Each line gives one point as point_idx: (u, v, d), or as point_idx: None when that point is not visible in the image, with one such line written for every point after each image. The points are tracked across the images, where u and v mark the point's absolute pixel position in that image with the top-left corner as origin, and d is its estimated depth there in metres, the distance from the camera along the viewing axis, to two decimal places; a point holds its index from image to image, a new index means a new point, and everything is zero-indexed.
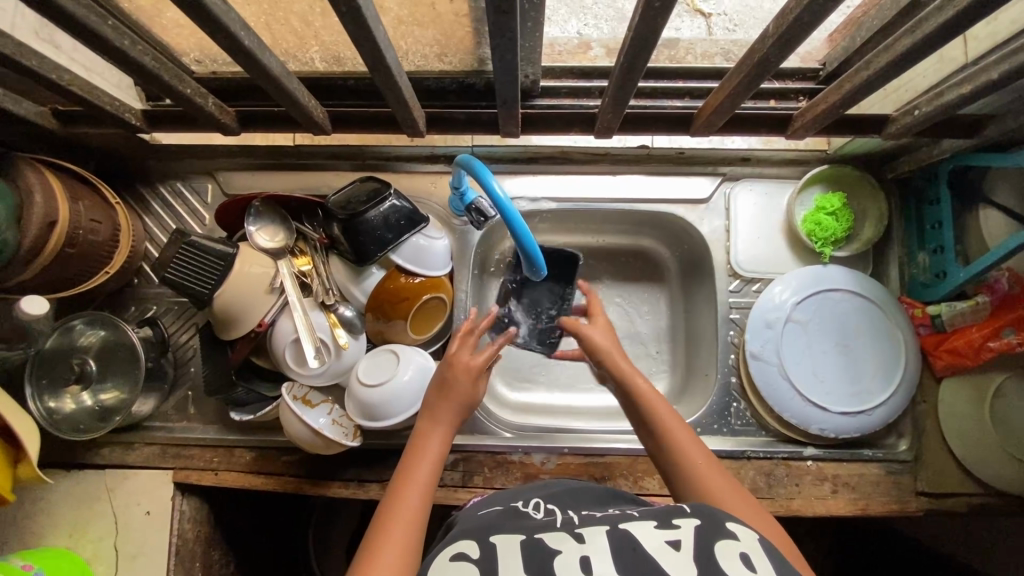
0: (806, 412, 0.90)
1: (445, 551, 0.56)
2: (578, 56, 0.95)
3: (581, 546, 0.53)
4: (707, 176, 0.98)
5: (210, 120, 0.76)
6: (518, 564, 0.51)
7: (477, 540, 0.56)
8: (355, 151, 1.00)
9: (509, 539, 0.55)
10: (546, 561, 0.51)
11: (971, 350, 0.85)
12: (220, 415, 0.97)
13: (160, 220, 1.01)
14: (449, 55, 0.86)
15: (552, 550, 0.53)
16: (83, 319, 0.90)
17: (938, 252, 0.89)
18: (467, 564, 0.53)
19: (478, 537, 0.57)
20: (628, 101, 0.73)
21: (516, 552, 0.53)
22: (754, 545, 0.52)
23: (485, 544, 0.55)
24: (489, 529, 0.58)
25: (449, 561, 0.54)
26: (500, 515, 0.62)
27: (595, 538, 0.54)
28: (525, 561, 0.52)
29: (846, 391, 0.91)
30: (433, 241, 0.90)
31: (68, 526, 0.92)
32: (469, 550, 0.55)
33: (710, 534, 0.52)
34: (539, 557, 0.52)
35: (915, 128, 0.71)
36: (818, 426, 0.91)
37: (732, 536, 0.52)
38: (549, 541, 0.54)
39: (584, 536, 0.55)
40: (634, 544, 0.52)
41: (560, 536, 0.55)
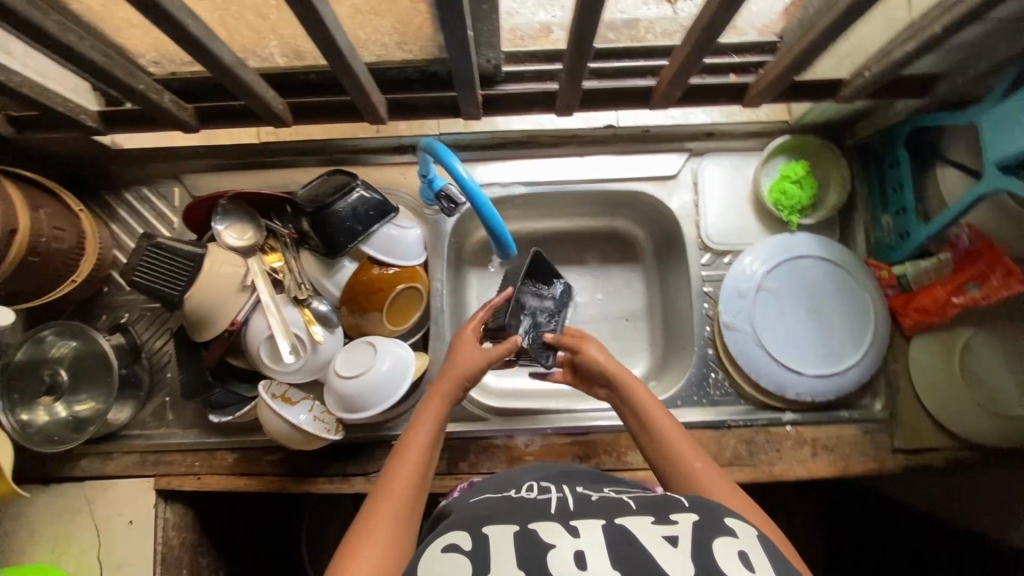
0: (781, 377, 0.92)
1: (435, 541, 0.55)
2: (541, 41, 0.87)
3: (576, 539, 0.52)
4: (674, 152, 0.99)
5: (168, 117, 0.76)
6: (511, 556, 0.51)
7: (468, 531, 0.55)
8: (322, 146, 0.99)
9: (502, 529, 0.55)
10: (541, 554, 0.51)
11: (937, 306, 0.88)
12: (199, 419, 0.95)
13: (127, 226, 0.99)
14: (409, 43, 0.85)
15: (546, 544, 0.52)
16: (54, 330, 0.89)
17: (900, 214, 0.91)
18: (459, 556, 0.52)
19: (471, 528, 0.56)
20: (583, 74, 0.73)
21: (509, 543, 0.53)
22: (754, 545, 0.52)
23: (477, 535, 0.54)
24: (481, 517, 0.57)
25: (438, 552, 0.53)
26: (493, 500, 0.62)
27: (591, 530, 0.53)
28: (519, 557, 0.50)
29: (819, 354, 0.93)
30: (404, 231, 0.91)
31: (50, 539, 0.91)
32: (460, 541, 0.54)
33: (710, 530, 0.53)
34: (532, 549, 0.51)
35: (867, 89, 0.73)
36: (794, 390, 0.92)
37: (734, 536, 0.52)
38: (542, 533, 0.54)
39: (579, 527, 0.54)
40: (631, 538, 0.52)
41: (554, 527, 0.54)
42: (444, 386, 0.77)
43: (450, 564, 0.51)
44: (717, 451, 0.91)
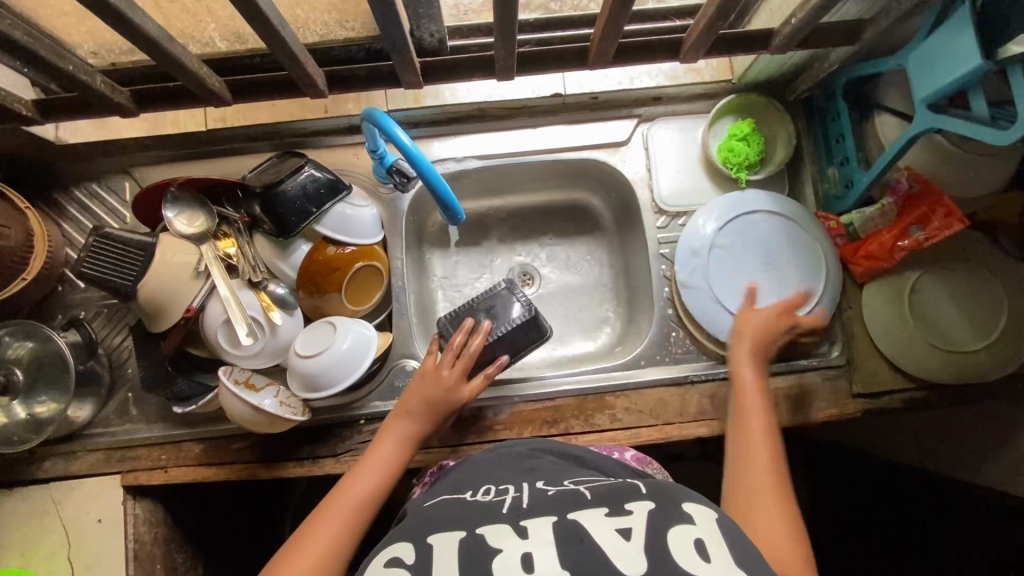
0: None
1: (378, 553, 0.52)
2: (486, 13, 0.90)
3: (523, 542, 0.50)
4: (624, 118, 1.01)
5: (104, 100, 0.76)
6: (457, 567, 0.48)
7: (414, 541, 0.52)
8: (272, 130, 0.99)
9: (449, 537, 0.52)
10: (487, 563, 0.48)
11: (884, 252, 0.91)
12: (164, 412, 0.94)
13: (78, 224, 0.98)
14: (350, 20, 0.86)
15: (491, 549, 0.50)
16: (8, 330, 0.88)
17: (845, 163, 0.93)
18: (402, 570, 0.49)
19: (415, 538, 0.53)
20: (515, 35, 0.73)
21: (454, 553, 0.50)
22: (711, 530, 0.50)
23: (423, 545, 0.52)
24: (427, 524, 0.54)
25: (384, 567, 0.50)
26: (446, 503, 0.59)
27: (541, 531, 0.51)
28: (463, 562, 0.49)
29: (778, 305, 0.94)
30: (358, 210, 0.92)
31: (17, 543, 0.89)
32: (405, 554, 0.51)
33: (664, 520, 0.50)
34: (479, 556, 0.49)
35: (795, 38, 0.75)
36: None
37: (688, 522, 0.50)
38: (490, 538, 0.51)
39: (528, 528, 0.51)
40: (583, 535, 0.50)
41: (503, 529, 0.52)
42: (410, 404, 0.79)
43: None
44: (682, 408, 0.93)
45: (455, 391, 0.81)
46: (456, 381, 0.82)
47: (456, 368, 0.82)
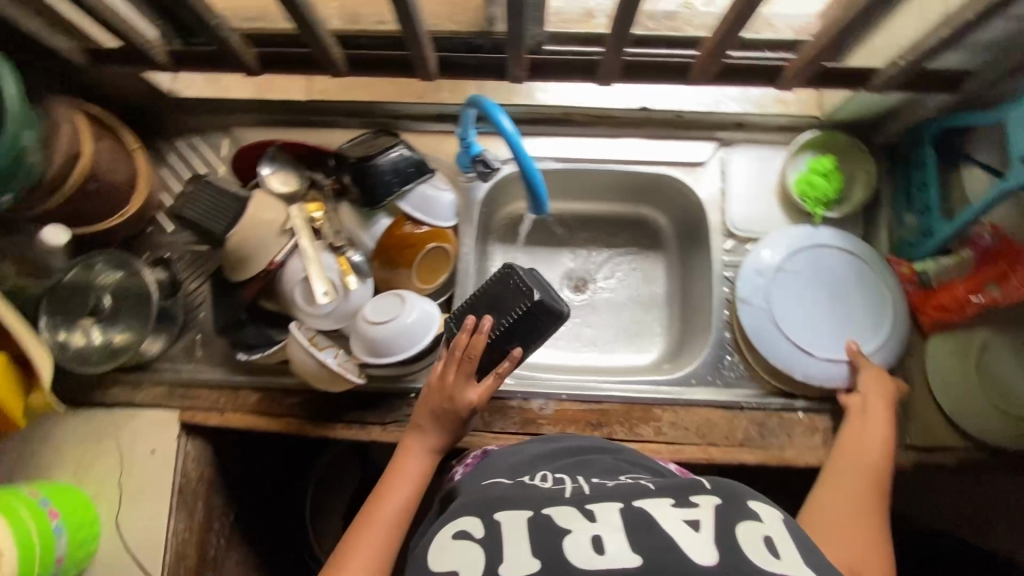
0: (791, 356, 0.93)
1: (449, 527, 0.57)
2: (584, 24, 0.88)
3: (592, 524, 0.53)
4: (704, 140, 1.03)
5: (235, 57, 0.82)
6: (527, 544, 0.52)
7: (482, 517, 0.56)
8: (366, 109, 1.04)
9: (516, 515, 0.55)
10: (555, 541, 0.51)
11: (956, 304, 0.89)
12: (227, 358, 0.99)
13: (175, 171, 1.04)
14: (459, 14, 0.91)
15: (562, 528, 0.53)
16: (103, 259, 0.93)
17: (925, 212, 0.93)
18: (472, 544, 0.54)
19: (486, 512, 0.57)
20: (627, 35, 0.77)
21: (522, 531, 0.53)
22: (777, 529, 0.53)
23: (491, 521, 0.55)
24: (493, 501, 0.58)
25: (453, 540, 0.55)
26: (510, 486, 0.63)
27: (608, 515, 0.54)
28: (537, 542, 0.52)
29: (834, 338, 0.94)
30: (439, 193, 0.95)
31: (75, 461, 0.94)
32: (474, 528, 0.55)
33: (732, 516, 0.53)
34: (547, 536, 0.52)
35: (901, 76, 0.76)
36: (802, 371, 0.92)
37: (755, 520, 0.53)
38: (558, 519, 0.54)
39: (595, 511, 0.54)
40: (651, 521, 0.52)
41: (570, 512, 0.55)
42: (422, 420, 0.80)
43: (465, 553, 0.53)
44: (728, 431, 0.92)
45: (461, 396, 0.78)
46: (462, 386, 0.79)
47: (460, 377, 0.78)
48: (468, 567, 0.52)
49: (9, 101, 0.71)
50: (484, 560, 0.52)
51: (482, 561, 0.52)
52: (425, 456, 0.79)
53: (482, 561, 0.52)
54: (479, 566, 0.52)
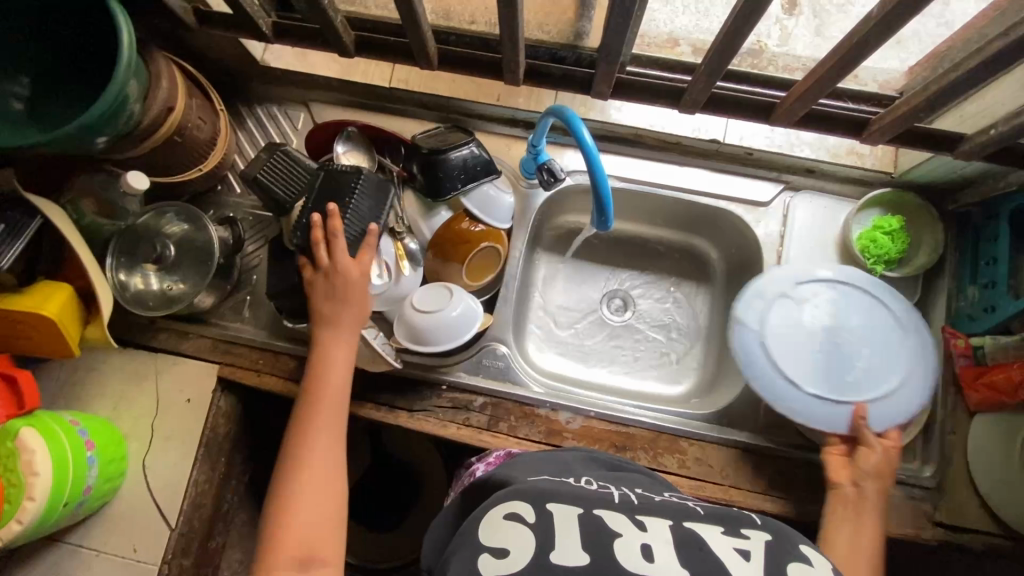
0: (776, 386, 0.87)
1: (500, 507, 0.59)
2: (666, 50, 1.02)
3: (643, 533, 0.56)
4: (770, 181, 1.02)
5: (336, 39, 0.84)
6: (578, 538, 0.55)
7: (534, 505, 0.59)
8: (442, 103, 1.06)
9: (567, 511, 0.58)
10: (606, 542, 0.54)
11: (1009, 386, 0.85)
12: (271, 322, 1.02)
13: (252, 137, 1.08)
14: (549, 24, 0.94)
15: (613, 532, 0.56)
16: (173, 210, 0.97)
17: (989, 287, 0.91)
18: (524, 528, 0.56)
19: (536, 499, 0.60)
20: (723, 71, 0.77)
21: (574, 526, 0.56)
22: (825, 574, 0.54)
23: (542, 510, 0.58)
24: (545, 493, 0.61)
25: (505, 520, 0.57)
26: (556, 482, 0.66)
27: (658, 529, 0.57)
28: (589, 538, 0.55)
29: (844, 381, 0.87)
30: (501, 194, 0.97)
31: (115, 397, 0.98)
32: (525, 513, 0.58)
33: (781, 554, 0.55)
34: (598, 535, 0.55)
35: (988, 148, 0.74)
36: (784, 403, 0.86)
37: (805, 562, 0.54)
38: (610, 523, 0.57)
39: (646, 524, 0.57)
40: (702, 544, 0.55)
41: (622, 519, 0.58)
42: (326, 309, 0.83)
43: (515, 534, 0.55)
44: (753, 476, 0.91)
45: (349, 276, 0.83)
46: (344, 266, 0.83)
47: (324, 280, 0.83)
48: (520, 545, 0.54)
49: (124, 51, 0.74)
50: (534, 543, 0.54)
51: (532, 543, 0.54)
52: (339, 372, 0.81)
53: (533, 545, 0.54)
54: (529, 547, 0.54)
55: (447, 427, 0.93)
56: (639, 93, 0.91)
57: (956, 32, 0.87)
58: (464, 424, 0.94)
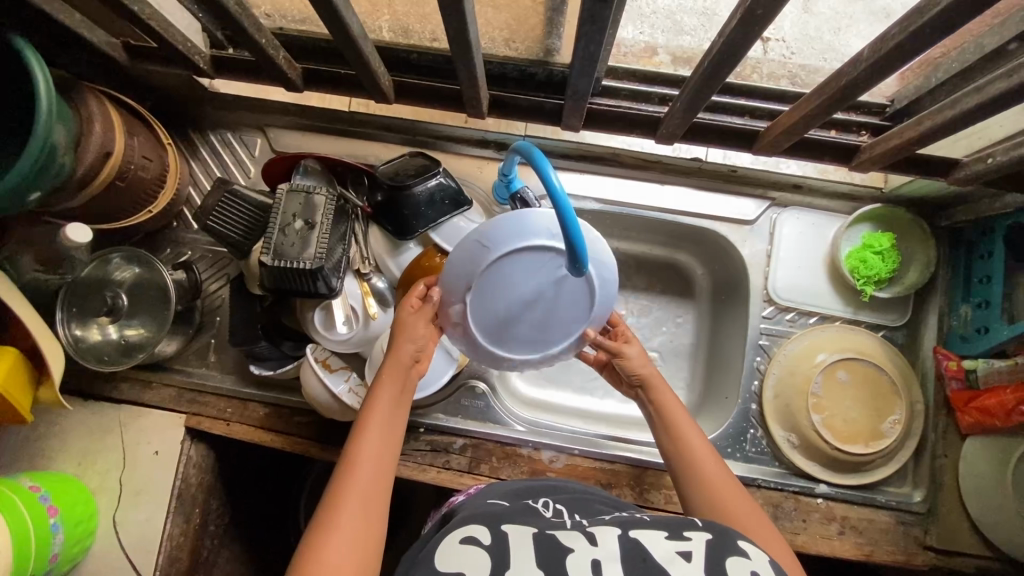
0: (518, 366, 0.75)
1: (454, 534, 0.58)
2: (643, 60, 0.96)
3: (592, 547, 0.53)
4: (757, 198, 0.97)
5: (277, 72, 0.78)
6: (530, 556, 0.53)
7: (488, 528, 0.58)
8: (407, 125, 0.99)
9: (520, 531, 0.57)
10: (557, 556, 0.52)
11: (1001, 411, 0.83)
12: (239, 367, 0.97)
13: (206, 167, 1.00)
14: (517, 41, 0.84)
15: (563, 547, 0.54)
16: (121, 254, 0.91)
17: (983, 306, 0.87)
18: (479, 548, 0.54)
19: (486, 525, 0.58)
20: (702, 108, 0.73)
21: (526, 544, 0.54)
22: (764, 565, 0.52)
23: (496, 531, 0.57)
24: (500, 518, 0.60)
25: (460, 545, 0.55)
26: (508, 507, 0.64)
27: (608, 541, 0.54)
28: (535, 556, 0.53)
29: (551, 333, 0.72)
30: (473, 225, 0.91)
31: (79, 454, 0.93)
32: (481, 535, 0.56)
33: (721, 549, 0.53)
34: (551, 550, 0.53)
35: (985, 177, 0.71)
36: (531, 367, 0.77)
37: (744, 555, 0.53)
38: (561, 538, 0.55)
39: (596, 537, 0.55)
40: (646, 554, 0.53)
41: (573, 534, 0.56)
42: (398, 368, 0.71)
43: (469, 555, 0.53)
44: None
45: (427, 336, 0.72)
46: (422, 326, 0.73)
47: (410, 326, 0.72)
48: (472, 567, 0.52)
49: (43, 98, 0.67)
50: (488, 563, 0.52)
51: (486, 563, 0.52)
52: (387, 412, 0.69)
53: (487, 564, 0.52)
54: (483, 567, 0.52)
55: (426, 471, 0.90)
56: (613, 120, 0.86)
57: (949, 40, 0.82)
58: (443, 468, 0.90)
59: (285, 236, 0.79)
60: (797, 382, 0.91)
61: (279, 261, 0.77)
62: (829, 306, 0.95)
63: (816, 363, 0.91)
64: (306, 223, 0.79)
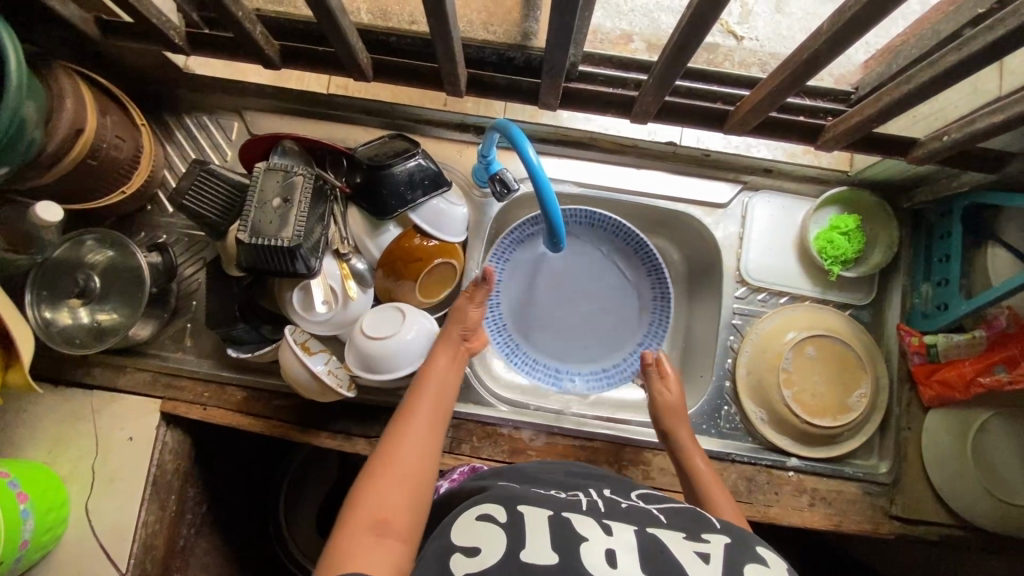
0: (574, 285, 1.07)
1: (475, 509, 0.58)
2: (619, 47, 0.99)
3: (608, 537, 0.53)
4: (729, 182, 1.00)
5: (254, 49, 0.78)
6: (545, 537, 0.52)
7: (505, 506, 0.57)
8: (386, 109, 1.00)
9: (536, 512, 0.56)
10: (572, 543, 0.52)
11: (962, 382, 0.86)
12: (215, 351, 0.96)
13: (181, 150, 0.99)
14: (495, 24, 0.89)
15: (579, 534, 0.53)
16: (95, 237, 0.90)
17: (943, 284, 0.91)
18: (494, 526, 0.54)
19: (506, 503, 0.58)
20: (672, 84, 0.75)
21: (541, 527, 0.54)
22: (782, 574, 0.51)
23: (512, 510, 0.56)
24: (518, 497, 0.59)
25: (476, 521, 0.55)
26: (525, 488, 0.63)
27: (624, 533, 0.54)
28: (551, 538, 0.52)
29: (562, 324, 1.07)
30: (452, 207, 0.91)
31: (49, 441, 0.91)
32: (497, 514, 0.56)
33: (740, 555, 0.52)
34: (565, 537, 0.52)
35: (940, 154, 0.75)
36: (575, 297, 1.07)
37: (763, 563, 0.51)
38: (576, 525, 0.54)
39: (612, 527, 0.55)
40: (662, 547, 0.52)
41: (588, 522, 0.55)
42: (449, 341, 0.83)
43: (485, 532, 0.54)
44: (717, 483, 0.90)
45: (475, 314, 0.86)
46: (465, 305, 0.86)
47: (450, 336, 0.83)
48: (487, 543, 0.52)
49: (13, 70, 0.65)
50: (503, 543, 0.52)
51: (500, 541, 0.52)
52: (440, 370, 0.78)
53: (502, 542, 0.52)
54: (498, 545, 0.52)
55: None
56: (589, 101, 0.87)
57: (909, 27, 0.85)
58: None
59: (263, 213, 0.79)
60: (769, 358, 0.94)
61: (257, 239, 0.77)
62: (798, 286, 0.99)
63: (785, 340, 0.94)
64: (284, 200, 0.79)
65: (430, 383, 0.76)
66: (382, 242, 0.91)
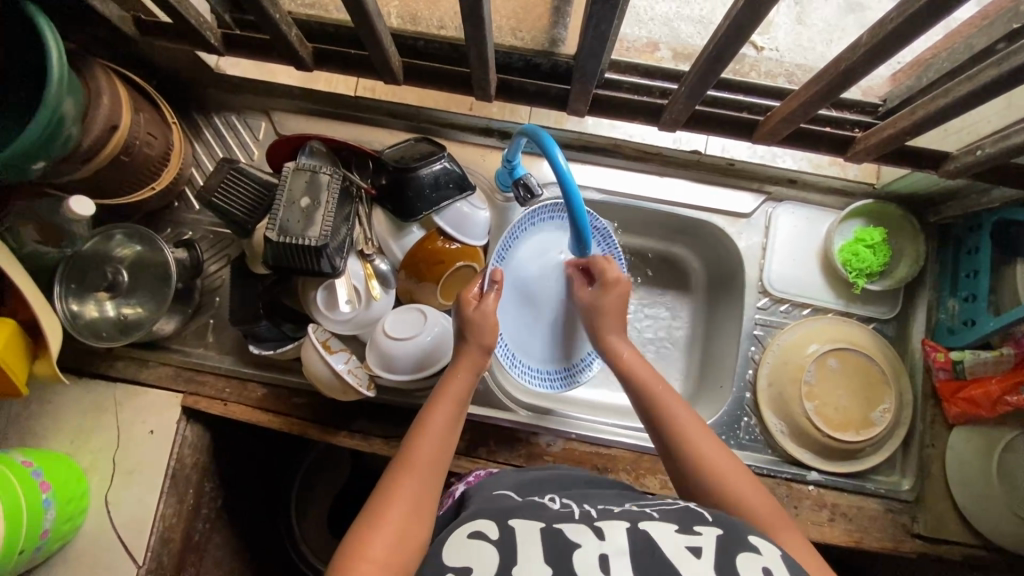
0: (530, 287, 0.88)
1: (463, 528, 0.57)
2: (645, 55, 0.98)
3: (600, 543, 0.52)
4: (752, 192, 0.99)
5: (288, 51, 0.79)
6: (539, 552, 0.52)
7: (497, 521, 0.57)
8: (412, 112, 1.01)
9: (531, 523, 0.56)
10: (566, 553, 0.51)
11: (987, 401, 0.85)
12: (237, 348, 0.97)
13: (209, 148, 1.00)
14: (523, 30, 0.89)
15: (571, 542, 0.53)
16: (123, 231, 0.91)
17: (970, 300, 0.90)
18: (487, 543, 0.53)
19: (496, 517, 0.57)
20: (703, 95, 0.75)
21: (535, 539, 0.53)
22: (774, 562, 0.52)
23: (505, 525, 0.56)
24: (510, 510, 0.58)
25: (468, 539, 0.54)
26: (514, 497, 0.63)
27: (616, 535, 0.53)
28: (546, 551, 0.52)
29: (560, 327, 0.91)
30: (476, 211, 0.91)
31: (71, 432, 0.92)
32: (489, 529, 0.55)
33: (730, 546, 0.53)
34: (559, 547, 0.52)
35: (974, 168, 0.74)
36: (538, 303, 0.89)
37: (753, 551, 0.52)
38: (569, 532, 0.54)
39: (605, 531, 0.54)
40: (655, 550, 0.52)
41: (580, 528, 0.55)
42: (457, 381, 0.74)
43: (478, 550, 0.53)
44: None
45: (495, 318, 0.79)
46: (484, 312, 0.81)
47: (464, 369, 0.76)
48: (480, 563, 0.51)
49: (55, 66, 0.67)
50: (498, 559, 0.52)
51: (493, 559, 0.51)
52: (443, 413, 0.71)
53: (495, 558, 0.52)
54: (492, 564, 0.51)
55: None
56: (616, 108, 0.87)
57: (940, 40, 0.85)
58: None
59: (291, 213, 0.79)
60: (791, 370, 0.93)
61: (285, 238, 0.78)
62: (821, 297, 0.98)
63: (807, 352, 0.93)
64: (312, 200, 0.80)
65: (429, 433, 0.69)
66: (406, 243, 0.92)
